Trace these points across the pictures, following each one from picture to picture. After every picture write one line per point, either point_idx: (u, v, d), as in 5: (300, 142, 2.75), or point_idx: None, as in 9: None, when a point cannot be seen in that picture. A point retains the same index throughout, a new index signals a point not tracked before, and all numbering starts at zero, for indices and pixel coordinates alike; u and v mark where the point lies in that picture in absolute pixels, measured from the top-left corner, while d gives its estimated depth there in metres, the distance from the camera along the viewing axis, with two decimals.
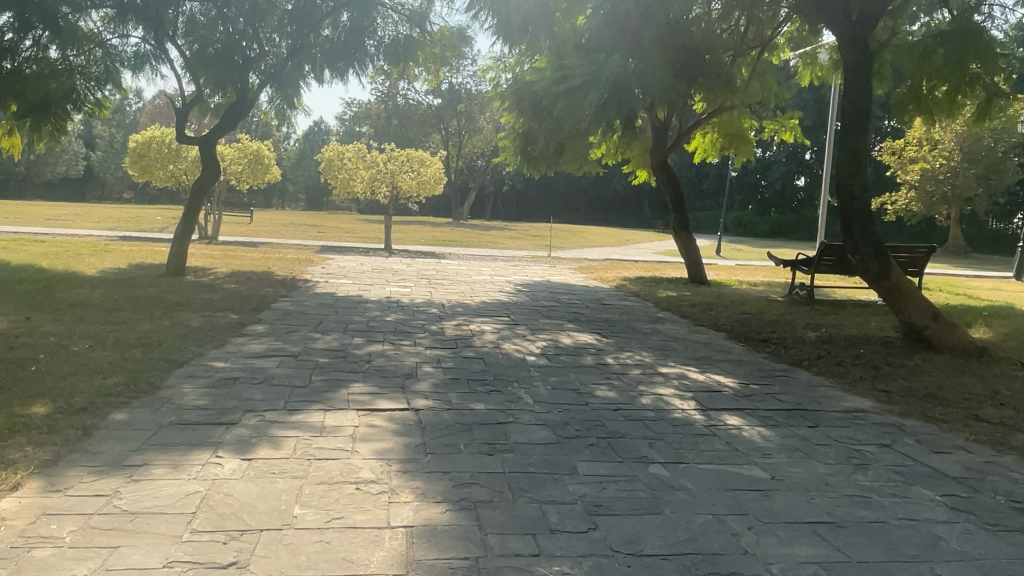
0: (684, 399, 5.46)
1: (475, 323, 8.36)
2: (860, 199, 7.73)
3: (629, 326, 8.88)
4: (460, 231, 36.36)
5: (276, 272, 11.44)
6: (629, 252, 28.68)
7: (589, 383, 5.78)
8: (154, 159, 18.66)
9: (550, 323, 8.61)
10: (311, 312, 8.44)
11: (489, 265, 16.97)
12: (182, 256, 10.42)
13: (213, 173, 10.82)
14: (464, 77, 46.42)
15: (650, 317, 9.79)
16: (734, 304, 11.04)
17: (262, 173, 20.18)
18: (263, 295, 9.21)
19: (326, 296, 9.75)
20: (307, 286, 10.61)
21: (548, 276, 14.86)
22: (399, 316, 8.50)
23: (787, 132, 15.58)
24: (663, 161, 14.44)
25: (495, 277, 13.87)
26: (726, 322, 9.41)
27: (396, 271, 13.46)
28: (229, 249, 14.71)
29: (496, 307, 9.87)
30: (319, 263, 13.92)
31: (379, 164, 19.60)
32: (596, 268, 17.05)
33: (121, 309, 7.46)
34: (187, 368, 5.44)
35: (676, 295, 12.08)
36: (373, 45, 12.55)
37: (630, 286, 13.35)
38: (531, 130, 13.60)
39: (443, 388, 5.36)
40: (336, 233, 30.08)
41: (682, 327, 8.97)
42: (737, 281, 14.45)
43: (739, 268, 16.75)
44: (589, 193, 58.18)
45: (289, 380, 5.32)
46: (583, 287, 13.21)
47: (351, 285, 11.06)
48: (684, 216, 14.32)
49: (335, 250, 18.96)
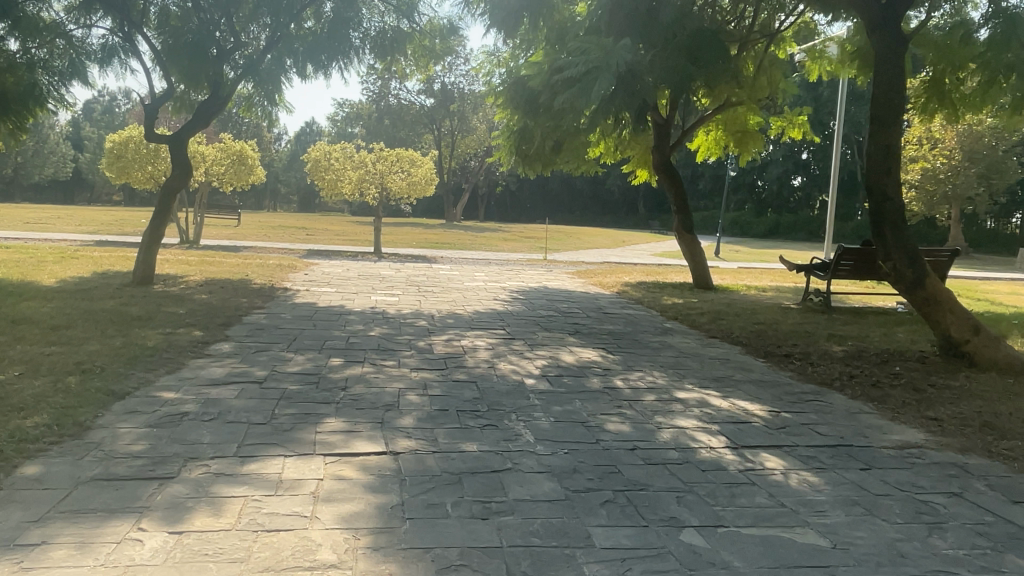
0: (710, 434, 4.71)
1: (467, 337, 7.60)
2: (893, 199, 7.01)
3: (636, 339, 8.12)
4: (454, 232, 35.62)
5: (253, 280, 10.66)
6: (627, 254, 28.00)
7: (599, 413, 5.00)
8: (133, 160, 17.81)
9: (549, 337, 7.84)
10: (286, 326, 7.65)
11: (483, 269, 16.20)
12: (151, 264, 9.64)
13: (185, 174, 10.00)
14: (456, 77, 45.81)
15: (658, 328, 9.03)
16: (746, 312, 10.30)
17: (246, 174, 19.37)
18: (235, 308, 8.41)
19: (306, 307, 8.97)
20: (286, 295, 9.82)
21: (545, 281, 14.11)
22: (383, 330, 7.73)
23: (796, 129, 14.86)
24: (665, 159, 13.72)
25: (489, 283, 13.11)
26: (741, 333, 8.67)
27: (384, 278, 12.71)
28: (207, 254, 13.92)
29: (491, 318, 9.09)
30: (302, 269, 13.15)
31: (368, 164, 18.83)
32: (595, 272, 16.29)
33: (70, 326, 6.66)
34: (129, 401, 4.65)
35: (682, 303, 11.34)
36: (358, 38, 11.77)
37: (633, 292, 12.61)
38: (528, 127, 12.81)
39: (430, 423, 4.59)
40: (325, 235, 29.29)
41: (694, 340, 8.21)
42: (745, 286, 13.72)
43: (745, 272, 16.00)
44: (583, 194, 57.56)
45: (248, 414, 4.54)
46: (583, 293, 12.46)
47: (334, 295, 10.27)
48: (689, 218, 13.60)
49: (322, 253, 18.17)
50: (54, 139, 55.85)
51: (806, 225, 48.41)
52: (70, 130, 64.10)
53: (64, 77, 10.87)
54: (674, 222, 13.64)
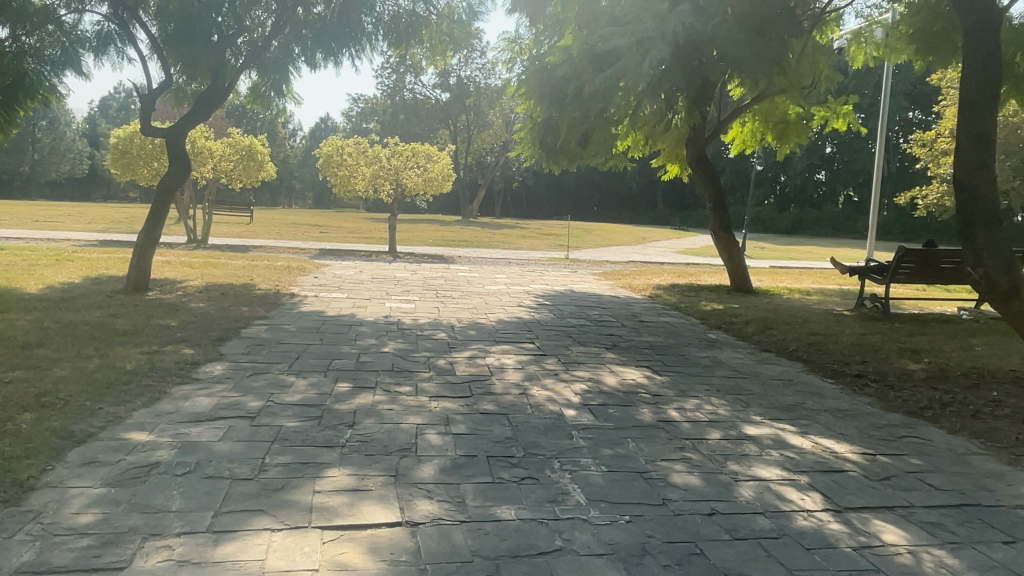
0: (801, 489, 3.81)
1: (493, 354, 6.73)
2: (986, 196, 6.05)
3: (682, 355, 7.20)
4: (471, 229, 34.82)
5: (258, 285, 9.86)
6: (651, 253, 27.07)
7: (659, 459, 4.10)
8: (139, 157, 17.11)
9: (585, 354, 6.94)
10: (289, 341, 6.82)
11: (504, 270, 15.34)
12: (146, 269, 8.85)
13: (183, 170, 9.19)
14: (473, 70, 45.02)
15: (703, 340, 8.11)
16: (797, 320, 9.36)
17: (256, 171, 18.62)
18: (235, 318, 7.60)
19: (313, 317, 8.13)
20: (293, 302, 9.00)
21: (571, 283, 13.21)
22: (398, 345, 6.87)
23: (839, 120, 13.84)
24: (700, 153, 12.80)
25: (511, 285, 12.24)
26: (798, 347, 7.74)
27: (399, 281, 11.90)
28: (213, 256, 13.16)
29: (517, 329, 8.20)
30: (313, 271, 12.36)
31: (383, 160, 18.01)
32: (623, 273, 15.37)
33: (43, 344, 5.85)
34: (90, 447, 3.81)
35: (723, 308, 10.42)
36: (370, 23, 10.98)
37: (667, 296, 11.68)
38: (554, 119, 11.90)
39: (454, 476, 3.71)
40: (340, 233, 28.59)
41: (748, 356, 7.27)
42: (787, 289, 12.76)
43: (783, 273, 15.01)
44: (602, 189, 56.60)
45: (234, 465, 3.70)
46: (613, 297, 11.56)
47: (344, 301, 9.42)
48: (726, 215, 12.72)
49: (334, 253, 17.39)
50: (70, 136, 55.77)
51: (831, 220, 47.13)
52: (87, 127, 64.01)
53: (57, 67, 9.98)
54: (709, 221, 12.80)
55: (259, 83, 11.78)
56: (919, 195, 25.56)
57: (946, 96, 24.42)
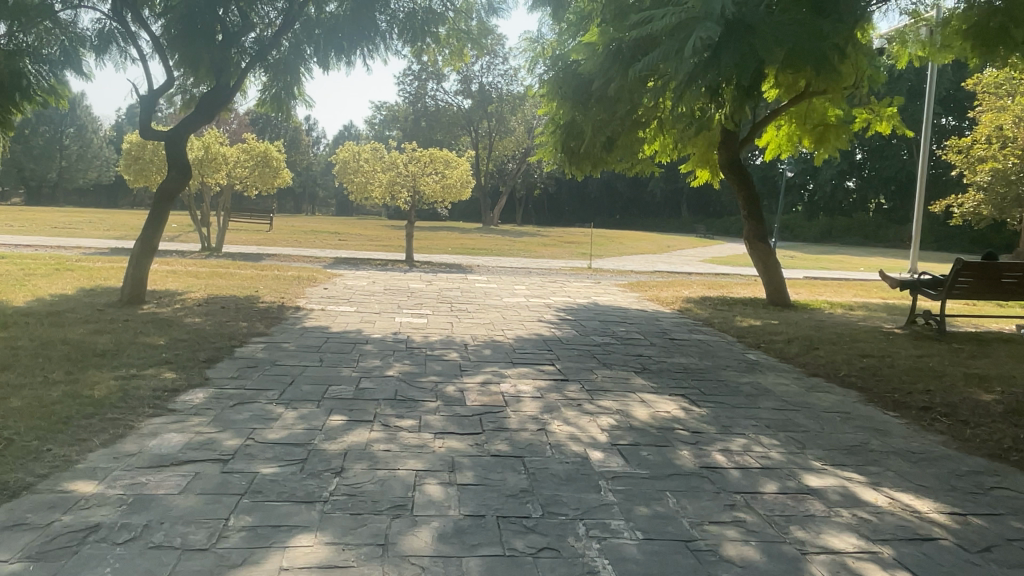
0: (887, 566, 3.06)
1: (509, 378, 6.04)
2: None
3: (721, 381, 6.45)
4: (491, 237, 34.24)
5: (262, 297, 9.28)
6: (676, 262, 26.25)
7: (706, 522, 3.38)
8: (152, 162, 16.67)
9: (613, 380, 6.22)
10: (285, 362, 6.18)
11: (524, 280, 14.67)
12: (141, 280, 8.29)
13: (183, 176, 8.61)
14: (495, 77, 44.52)
15: (743, 363, 7.34)
16: (844, 339, 8.55)
17: (272, 177, 18.14)
18: (230, 335, 6.99)
19: (315, 333, 7.50)
20: (296, 317, 8.38)
21: (594, 295, 12.51)
22: (406, 367, 6.20)
23: (883, 122, 12.98)
24: (733, 158, 12.04)
25: (531, 297, 11.56)
26: (851, 372, 6.94)
27: (413, 292, 11.27)
28: (220, 265, 12.62)
29: (537, 348, 7.49)
30: (323, 281, 11.78)
31: (401, 165, 17.45)
32: (649, 284, 14.61)
33: (9, 367, 5.26)
34: (22, 504, 3.18)
35: (761, 325, 9.62)
36: (385, 21, 10.40)
37: (697, 310, 10.91)
38: (578, 121, 11.18)
39: (456, 546, 3.02)
40: (359, 241, 28.14)
41: (795, 384, 6.49)
42: (827, 303, 11.94)
43: (820, 286, 14.16)
44: (625, 197, 55.78)
45: (189, 529, 3.04)
46: (640, 312, 10.83)
47: (352, 316, 8.79)
48: (762, 224, 11.95)
49: (349, 262, 16.85)
50: (98, 143, 56.26)
51: (861, 229, 45.85)
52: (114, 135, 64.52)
53: (55, 67, 9.50)
54: (745, 230, 12.03)
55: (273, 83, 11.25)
56: (954, 203, 24.23)
57: (983, 101, 23.11)
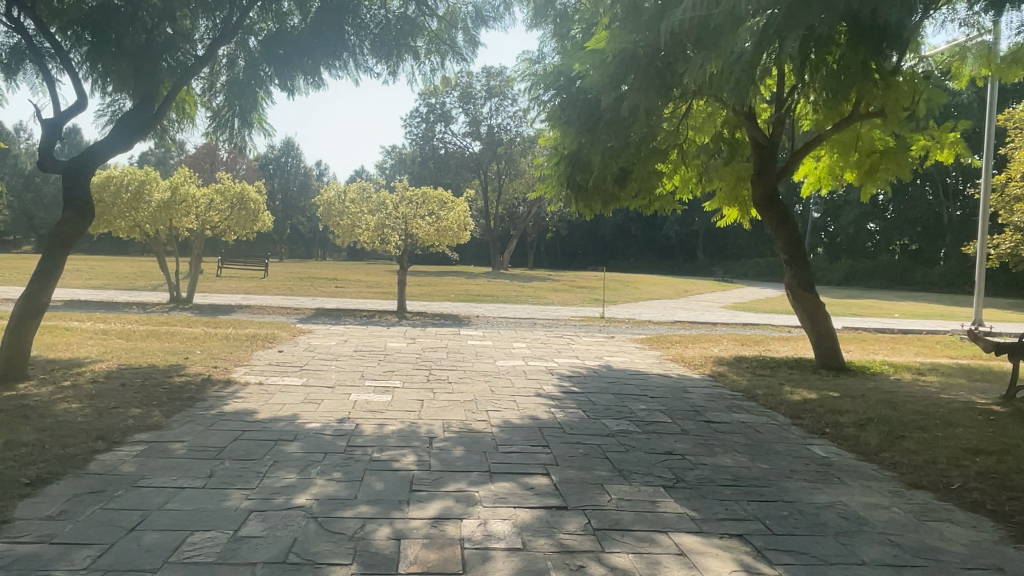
0: None
1: (481, 505, 4.07)
2: None
3: (791, 503, 4.42)
4: (497, 282, 32.46)
5: (188, 368, 7.38)
6: (696, 309, 24.25)
7: None
8: (115, 206, 14.72)
9: (633, 504, 4.21)
10: (152, 481, 4.25)
11: (525, 334, 12.73)
12: (20, 355, 6.48)
13: (83, 219, 6.91)
14: (504, 118, 43.20)
15: (813, 468, 5.30)
16: (937, 425, 6.52)
17: (250, 222, 16.75)
18: (101, 430, 5.08)
19: (228, 425, 5.56)
20: (217, 396, 6.46)
21: (606, 354, 10.55)
22: (329, 487, 4.24)
23: (944, 151, 11.08)
24: (769, 193, 10.13)
25: (530, 359, 9.60)
26: (970, 485, 4.93)
27: (388, 355, 9.36)
28: (167, 322, 10.78)
29: (527, 442, 5.51)
30: (284, 342, 9.88)
31: (390, 207, 15.74)
32: (671, 338, 12.62)
33: None
34: None
35: (816, 399, 7.60)
36: (353, 35, 8.75)
37: (734, 376, 8.91)
38: (584, 148, 9.37)
39: None
40: (357, 288, 26.41)
41: (899, 509, 4.48)
42: (889, 366, 9.90)
43: (872, 342, 12.10)
44: (640, 239, 54.02)
45: None
46: (662, 378, 8.86)
47: (294, 391, 6.84)
48: (807, 271, 9.98)
49: (331, 314, 14.98)
50: None
51: (887, 271, 43.77)
52: None
53: None
54: (784, 278, 10.11)
55: (227, 106, 9.49)
56: (987, 245, 21.36)
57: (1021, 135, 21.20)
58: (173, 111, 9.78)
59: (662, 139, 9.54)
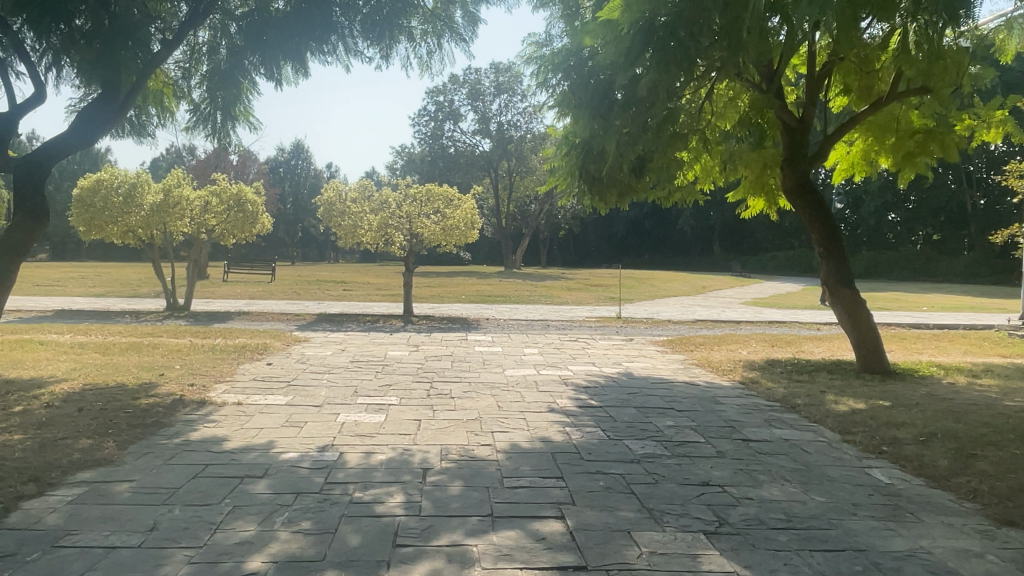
0: None
1: (478, 567, 3.26)
2: None
3: (864, 555, 3.57)
4: (509, 281, 31.62)
5: (161, 387, 6.63)
6: (715, 306, 23.31)
7: None
8: (106, 210, 14.04)
9: (669, 560, 3.38)
10: (79, 539, 3.48)
11: (538, 338, 11.90)
12: None
13: (38, 221, 6.25)
14: (514, 115, 42.34)
15: (880, 502, 4.44)
16: (1014, 442, 5.61)
17: (250, 224, 16.14)
18: (36, 471, 4.32)
19: (190, 459, 4.80)
20: (186, 420, 5.70)
21: (625, 360, 9.71)
22: (294, 544, 3.45)
23: (993, 130, 10.07)
24: (802, 179, 9.25)
25: (543, 368, 8.78)
26: None
27: (387, 366, 8.56)
28: (151, 334, 10.05)
29: (537, 473, 4.70)
30: (275, 353, 9.12)
31: (393, 205, 14.97)
32: (694, 340, 11.75)
33: None
34: None
35: (867, 410, 6.72)
36: (341, 13, 7.94)
37: (768, 383, 8.04)
38: (599, 135, 8.55)
39: None
40: (365, 291, 25.67)
41: (998, 558, 3.61)
42: (938, 368, 8.98)
43: (914, 341, 11.18)
44: (654, 235, 52.99)
45: None
46: (688, 386, 8.01)
47: (275, 412, 6.06)
48: (845, 264, 9.09)
49: (333, 320, 14.21)
50: None
51: (910, 262, 42.55)
52: None
53: None
54: (820, 274, 9.24)
55: (208, 98, 8.70)
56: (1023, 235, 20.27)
57: None
58: (150, 104, 9.00)
59: (685, 124, 8.68)
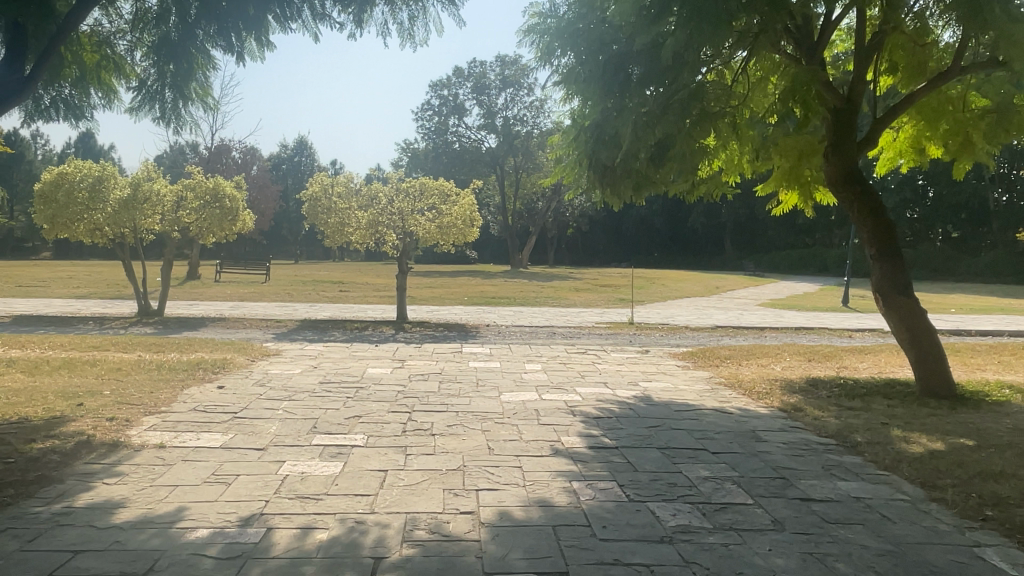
0: None
1: None
2: None
3: None
4: (512, 282, 30.25)
5: (69, 424, 5.35)
6: (732, 309, 21.96)
7: None
8: (69, 206, 12.78)
9: None
10: None
11: (541, 350, 10.57)
12: None
13: None
14: (519, 109, 41.01)
15: None
16: None
17: (230, 222, 15.01)
18: None
19: (57, 541, 3.52)
20: (82, 475, 4.42)
21: (641, 378, 8.38)
22: None
23: None
24: (849, 168, 7.90)
25: (544, 390, 7.46)
26: None
27: (360, 388, 7.26)
28: (98, 347, 8.78)
29: (533, 565, 3.38)
30: (233, 371, 7.83)
31: (382, 201, 13.71)
32: (718, 352, 10.39)
33: None
34: None
35: (949, 453, 5.36)
36: None
37: (816, 412, 6.69)
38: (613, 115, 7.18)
39: None
40: (363, 292, 24.35)
41: None
42: (1011, 391, 7.61)
43: (969, 354, 9.80)
44: (664, 233, 51.57)
45: None
46: (719, 415, 6.68)
47: (201, 460, 4.77)
48: (903, 268, 7.73)
49: (316, 327, 12.93)
50: None
51: (930, 261, 40.95)
52: None
53: None
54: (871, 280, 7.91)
55: (156, 73, 6.87)
56: None
57: None
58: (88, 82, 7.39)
59: (713, 102, 7.43)
